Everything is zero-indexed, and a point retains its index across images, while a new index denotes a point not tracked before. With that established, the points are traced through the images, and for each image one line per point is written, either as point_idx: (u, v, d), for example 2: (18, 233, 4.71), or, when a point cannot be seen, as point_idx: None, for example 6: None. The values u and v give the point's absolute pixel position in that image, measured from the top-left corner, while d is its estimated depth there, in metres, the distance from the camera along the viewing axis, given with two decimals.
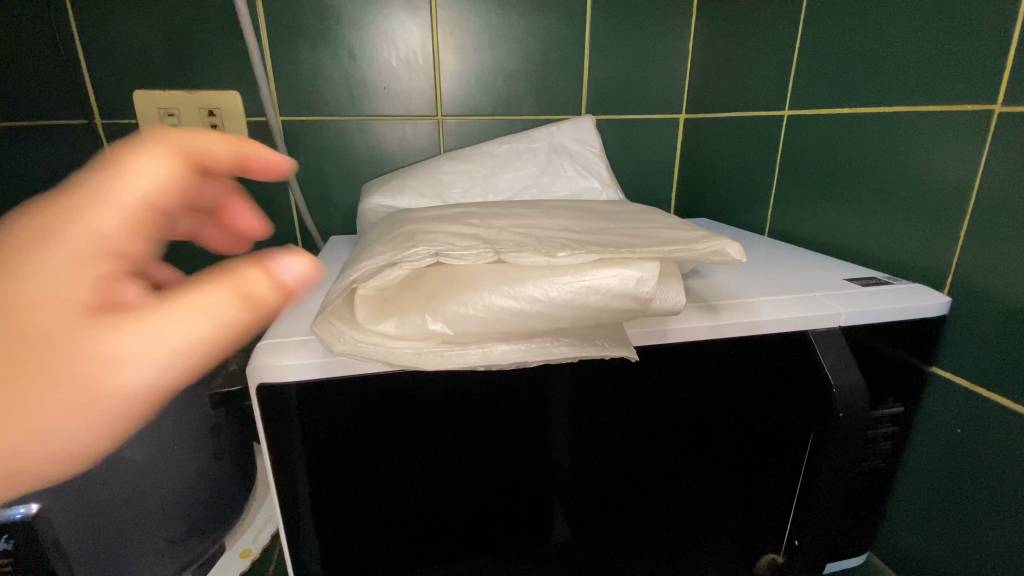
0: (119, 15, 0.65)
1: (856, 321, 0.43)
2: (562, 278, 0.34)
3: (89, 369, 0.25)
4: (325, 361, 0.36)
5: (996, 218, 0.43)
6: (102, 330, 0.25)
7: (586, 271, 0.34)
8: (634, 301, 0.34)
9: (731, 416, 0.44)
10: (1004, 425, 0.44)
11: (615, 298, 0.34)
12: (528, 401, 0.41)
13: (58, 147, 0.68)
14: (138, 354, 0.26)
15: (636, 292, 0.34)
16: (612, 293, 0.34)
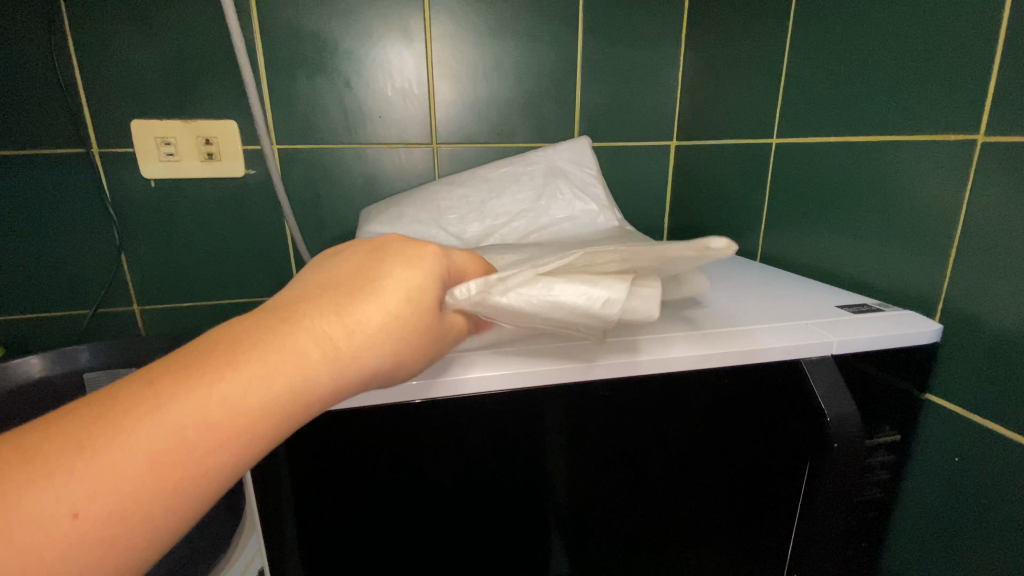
0: (119, 46, 0.67)
1: (849, 350, 0.43)
2: (532, 290, 0.33)
3: (225, 386, 0.22)
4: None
5: (984, 245, 0.44)
6: (293, 336, 0.24)
7: (558, 296, 0.33)
8: (597, 320, 0.34)
9: (726, 445, 0.44)
10: (1001, 453, 0.43)
11: (580, 314, 0.34)
12: (520, 432, 0.40)
13: (54, 174, 0.69)
14: (293, 368, 0.23)
15: (604, 312, 0.34)
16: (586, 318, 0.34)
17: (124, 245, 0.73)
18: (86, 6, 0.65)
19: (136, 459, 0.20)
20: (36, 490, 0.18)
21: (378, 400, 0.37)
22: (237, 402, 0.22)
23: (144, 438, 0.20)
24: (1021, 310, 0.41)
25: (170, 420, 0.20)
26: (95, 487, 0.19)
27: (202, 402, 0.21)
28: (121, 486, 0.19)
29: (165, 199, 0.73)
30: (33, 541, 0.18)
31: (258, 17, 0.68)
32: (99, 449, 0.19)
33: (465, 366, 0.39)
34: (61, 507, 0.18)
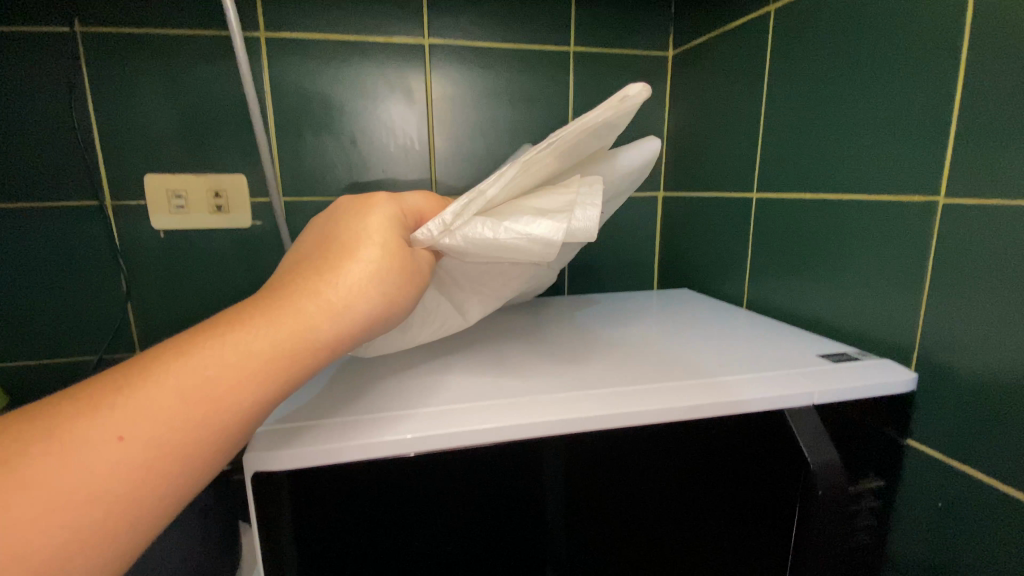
0: (139, 107, 0.71)
1: (830, 399, 0.45)
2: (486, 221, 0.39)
3: (235, 335, 0.32)
4: (304, 451, 0.37)
5: (953, 299, 0.47)
6: (283, 298, 0.33)
7: (500, 232, 0.38)
8: (547, 246, 0.38)
9: (718, 492, 0.45)
10: (984, 500, 0.45)
11: (529, 241, 0.38)
12: (521, 482, 0.41)
13: (68, 226, 0.71)
14: (284, 315, 0.33)
15: (551, 238, 0.38)
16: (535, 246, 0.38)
17: (130, 293, 0.75)
18: (109, 72, 0.69)
19: (176, 385, 0.29)
20: (129, 414, 0.28)
21: (374, 455, 0.38)
22: (250, 346, 0.31)
23: (193, 374, 0.30)
24: (990, 360, 0.44)
25: (199, 359, 0.30)
26: (158, 411, 0.28)
27: (228, 348, 0.31)
28: (184, 406, 0.29)
29: (174, 249, 0.75)
30: (129, 448, 0.27)
31: (271, 80, 0.73)
32: (165, 384, 0.29)
33: (465, 418, 0.40)
34: (147, 425, 0.28)
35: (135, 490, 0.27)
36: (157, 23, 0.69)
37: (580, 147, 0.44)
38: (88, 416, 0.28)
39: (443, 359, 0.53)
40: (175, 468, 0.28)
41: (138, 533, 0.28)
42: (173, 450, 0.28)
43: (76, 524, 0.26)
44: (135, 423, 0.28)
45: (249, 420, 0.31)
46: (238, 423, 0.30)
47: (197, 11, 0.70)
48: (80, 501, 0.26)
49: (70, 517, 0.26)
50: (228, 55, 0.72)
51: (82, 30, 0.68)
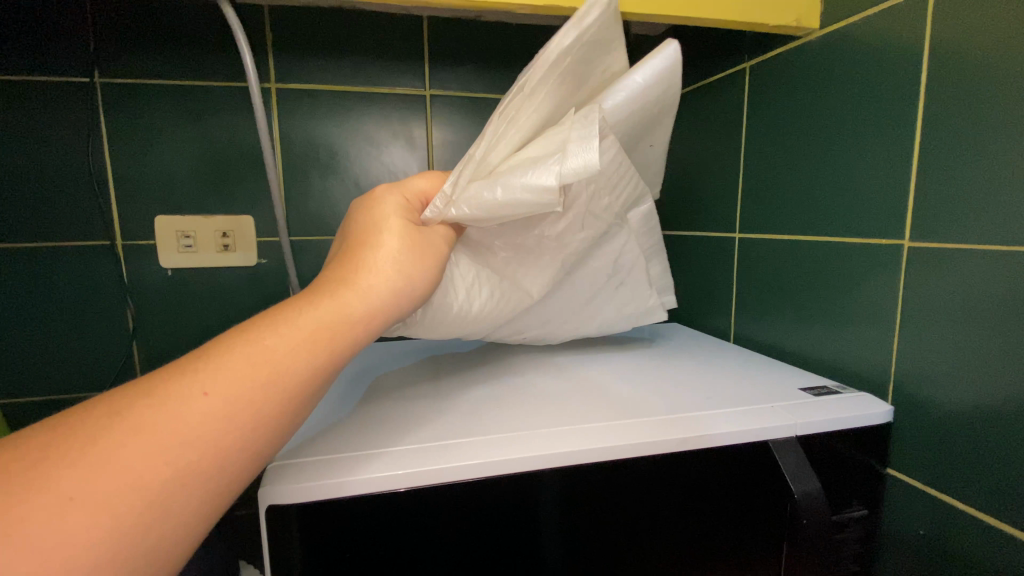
0: (153, 153, 0.74)
1: (812, 431, 0.48)
2: (486, 185, 0.43)
3: (287, 315, 0.33)
4: (296, 488, 0.39)
5: (923, 335, 0.51)
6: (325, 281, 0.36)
7: (500, 192, 0.42)
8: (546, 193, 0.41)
9: (712, 524, 0.47)
10: (966, 526, 0.48)
11: (529, 192, 0.42)
12: (524, 516, 0.43)
13: (79, 266, 0.74)
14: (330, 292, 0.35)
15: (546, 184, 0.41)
16: (540, 197, 0.42)
17: (137, 330, 0.77)
18: (127, 120, 0.73)
19: (244, 360, 0.30)
20: (203, 380, 0.29)
21: (368, 490, 0.40)
22: (305, 320, 0.33)
23: (258, 345, 0.31)
24: (960, 393, 0.48)
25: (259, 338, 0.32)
26: (231, 383, 0.29)
27: (286, 321, 0.33)
28: (252, 370, 0.30)
29: (181, 286, 0.78)
30: (209, 407, 0.28)
31: (281, 127, 0.77)
32: (233, 353, 0.31)
33: (468, 452, 0.42)
34: (222, 386, 0.29)
35: (215, 447, 0.28)
36: (175, 75, 0.73)
37: (564, 85, 0.46)
38: (162, 386, 0.29)
39: (443, 394, 0.55)
40: (250, 428, 0.29)
41: (216, 495, 0.28)
42: (245, 411, 0.29)
43: (163, 479, 0.26)
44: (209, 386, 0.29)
45: (309, 388, 0.32)
46: (300, 387, 0.32)
47: (213, 64, 0.74)
48: (167, 457, 0.27)
49: (162, 471, 0.26)
50: (240, 104, 0.76)
51: (103, 80, 0.72)
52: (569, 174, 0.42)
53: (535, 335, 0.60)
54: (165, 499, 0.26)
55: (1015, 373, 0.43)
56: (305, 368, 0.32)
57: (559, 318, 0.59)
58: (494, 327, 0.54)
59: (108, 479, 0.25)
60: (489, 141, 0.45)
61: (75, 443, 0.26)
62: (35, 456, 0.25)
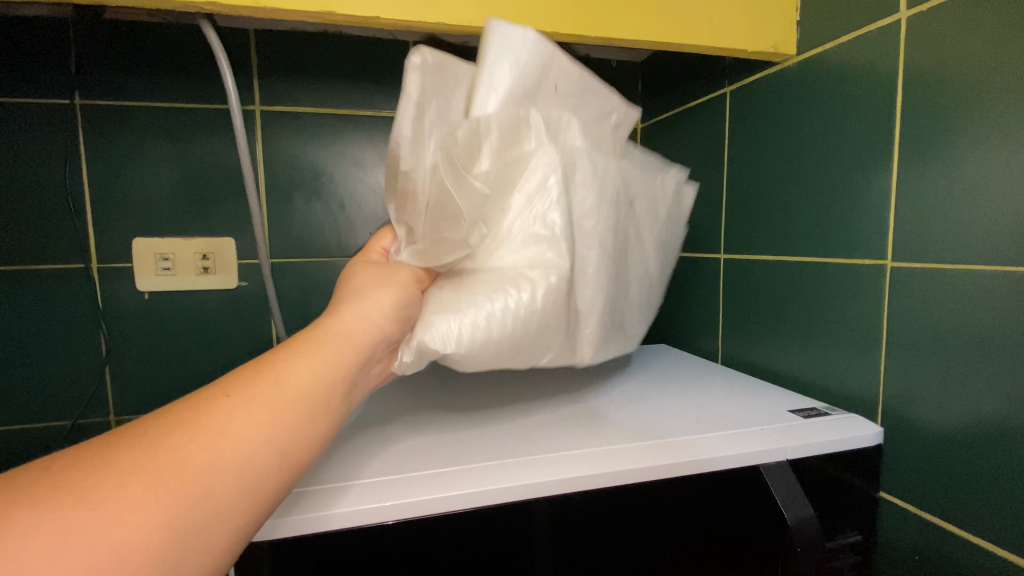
0: (132, 174, 0.73)
1: (801, 454, 0.47)
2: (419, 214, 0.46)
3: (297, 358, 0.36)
4: (272, 524, 0.37)
5: (907, 356, 0.51)
6: (325, 329, 0.39)
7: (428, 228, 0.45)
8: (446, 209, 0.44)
9: (704, 553, 0.45)
10: (961, 552, 0.47)
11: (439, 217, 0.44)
12: (508, 548, 0.41)
13: (51, 290, 0.72)
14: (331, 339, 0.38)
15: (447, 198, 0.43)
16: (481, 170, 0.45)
17: (110, 355, 0.74)
18: (106, 141, 0.72)
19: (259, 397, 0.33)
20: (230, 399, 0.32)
21: (346, 524, 0.38)
22: (310, 363, 0.36)
23: (278, 368, 0.35)
24: (947, 414, 0.48)
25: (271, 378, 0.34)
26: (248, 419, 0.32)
27: (295, 363, 0.36)
28: (277, 387, 0.34)
29: (158, 310, 0.76)
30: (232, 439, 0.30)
31: (265, 149, 0.76)
32: (253, 377, 0.34)
33: (452, 482, 0.41)
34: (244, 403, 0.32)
35: (251, 455, 0.31)
36: (157, 97, 0.73)
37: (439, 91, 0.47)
38: (191, 408, 0.31)
39: (424, 420, 0.54)
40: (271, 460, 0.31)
41: (254, 504, 0.30)
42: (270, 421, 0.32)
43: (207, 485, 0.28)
44: (236, 402, 0.32)
45: (331, 406, 0.36)
46: (322, 405, 0.35)
47: (196, 87, 0.74)
48: (210, 463, 0.29)
49: (191, 498, 0.27)
50: (223, 126, 0.75)
51: (82, 102, 0.71)
52: (496, 146, 0.45)
53: (605, 309, 0.48)
54: (211, 501, 0.28)
55: (1001, 392, 0.44)
56: (315, 396, 0.35)
57: (616, 289, 0.50)
58: (557, 324, 0.44)
59: (153, 482, 0.27)
60: (414, 135, 0.45)
61: (119, 456, 0.28)
62: (77, 469, 0.27)
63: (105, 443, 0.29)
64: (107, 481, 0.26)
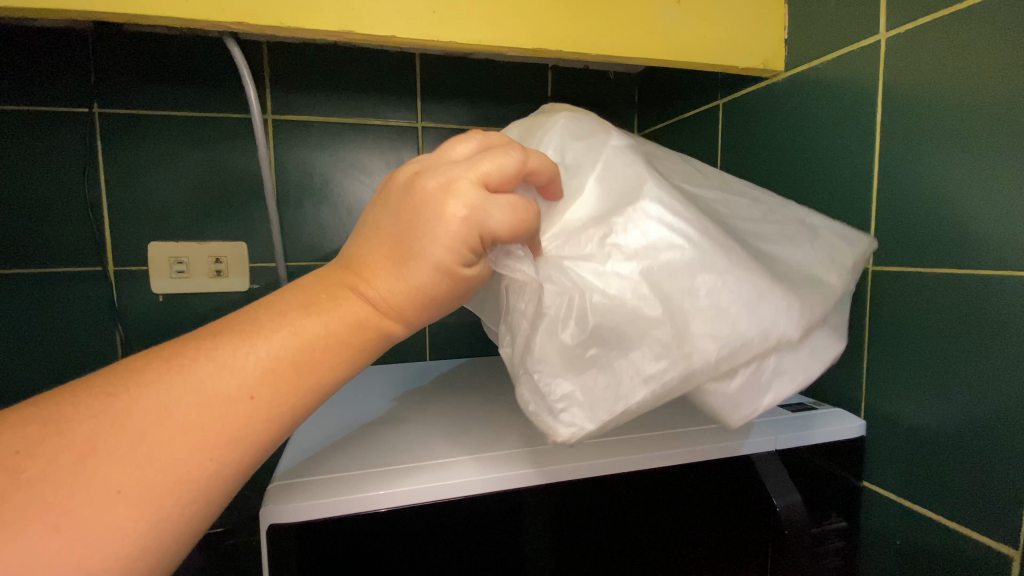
0: (148, 180, 0.76)
1: (790, 445, 0.50)
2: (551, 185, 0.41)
3: (288, 324, 0.34)
4: (282, 507, 0.40)
5: (887, 353, 0.55)
6: (331, 285, 0.36)
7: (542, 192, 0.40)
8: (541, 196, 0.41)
9: (698, 536, 0.48)
10: (938, 534, 0.50)
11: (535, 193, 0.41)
12: (513, 530, 0.44)
13: (69, 291, 0.74)
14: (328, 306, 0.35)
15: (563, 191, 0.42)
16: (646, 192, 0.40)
17: (124, 355, 0.77)
18: (124, 147, 0.74)
19: (243, 370, 0.32)
20: (212, 367, 0.31)
21: (368, 507, 0.41)
22: (299, 335, 0.33)
23: (269, 339, 0.33)
24: (924, 407, 0.51)
25: (254, 350, 0.32)
26: (226, 397, 0.31)
27: (284, 328, 0.34)
28: (264, 363, 0.32)
29: (171, 311, 0.78)
30: (198, 415, 0.30)
31: (277, 156, 0.79)
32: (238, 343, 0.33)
33: (464, 469, 0.44)
34: (221, 377, 0.31)
35: (232, 439, 0.31)
36: (174, 106, 0.76)
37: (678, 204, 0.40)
38: (177, 369, 0.31)
39: (433, 416, 0.56)
40: (238, 449, 0.31)
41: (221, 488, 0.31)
42: (248, 403, 0.31)
43: (184, 471, 0.29)
44: (220, 381, 0.31)
45: (324, 388, 0.34)
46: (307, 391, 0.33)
47: (213, 96, 0.77)
48: (170, 447, 0.29)
49: (155, 483, 0.29)
50: (237, 134, 0.78)
51: (101, 111, 0.73)
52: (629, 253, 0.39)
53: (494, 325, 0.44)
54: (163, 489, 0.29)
55: (973, 387, 0.47)
56: (296, 373, 0.33)
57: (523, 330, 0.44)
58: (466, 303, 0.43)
59: (113, 467, 0.28)
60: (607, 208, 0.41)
61: (101, 421, 0.29)
62: (63, 424, 0.29)
63: (93, 394, 0.30)
64: (86, 449, 0.28)
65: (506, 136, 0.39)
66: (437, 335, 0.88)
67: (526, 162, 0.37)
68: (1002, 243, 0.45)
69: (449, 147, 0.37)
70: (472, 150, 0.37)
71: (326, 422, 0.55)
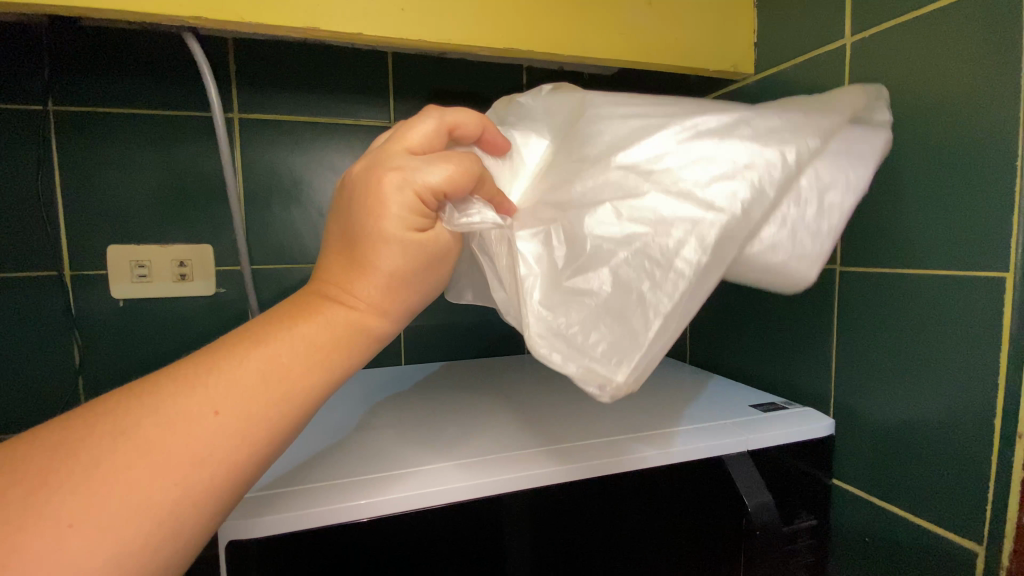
0: (106, 180, 0.72)
1: (762, 445, 0.51)
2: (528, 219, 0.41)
3: (274, 349, 0.34)
4: (242, 523, 0.38)
5: (855, 353, 0.56)
6: (310, 311, 0.36)
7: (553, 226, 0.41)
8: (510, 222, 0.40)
9: (672, 538, 0.48)
10: (901, 527, 0.52)
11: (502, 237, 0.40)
12: (489, 538, 0.43)
13: (23, 297, 0.71)
14: (310, 332, 0.35)
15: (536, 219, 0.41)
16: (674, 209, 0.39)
17: (83, 363, 0.73)
18: (80, 147, 0.71)
19: (231, 395, 0.31)
20: (201, 385, 0.31)
21: (335, 519, 0.40)
22: (288, 357, 0.33)
23: (244, 354, 0.33)
24: (889, 406, 0.52)
25: (243, 373, 0.32)
26: (216, 423, 0.31)
27: (273, 351, 0.34)
28: (251, 385, 0.32)
29: (133, 317, 0.75)
30: (190, 442, 0.30)
31: (244, 156, 0.77)
32: (234, 357, 0.33)
33: (435, 478, 0.43)
34: (226, 401, 0.31)
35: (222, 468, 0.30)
36: (134, 104, 0.73)
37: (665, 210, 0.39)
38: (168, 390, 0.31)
39: (406, 422, 0.55)
40: (228, 475, 0.31)
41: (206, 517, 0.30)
42: (254, 430, 0.32)
43: (179, 499, 0.29)
44: (203, 388, 0.31)
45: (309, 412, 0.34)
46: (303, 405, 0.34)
47: (176, 93, 0.74)
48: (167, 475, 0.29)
49: (145, 517, 0.28)
50: (202, 133, 0.76)
51: (55, 109, 0.70)
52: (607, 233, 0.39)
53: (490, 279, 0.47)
54: (156, 517, 0.28)
55: (938, 384, 0.48)
56: (289, 394, 0.33)
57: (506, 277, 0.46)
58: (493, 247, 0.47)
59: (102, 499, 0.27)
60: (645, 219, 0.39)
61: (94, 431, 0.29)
62: (52, 452, 0.28)
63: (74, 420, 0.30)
64: (89, 500, 0.27)
65: (466, 110, 0.41)
66: (411, 338, 0.87)
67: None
68: (963, 243, 0.46)
69: (407, 132, 0.39)
70: (431, 133, 0.39)
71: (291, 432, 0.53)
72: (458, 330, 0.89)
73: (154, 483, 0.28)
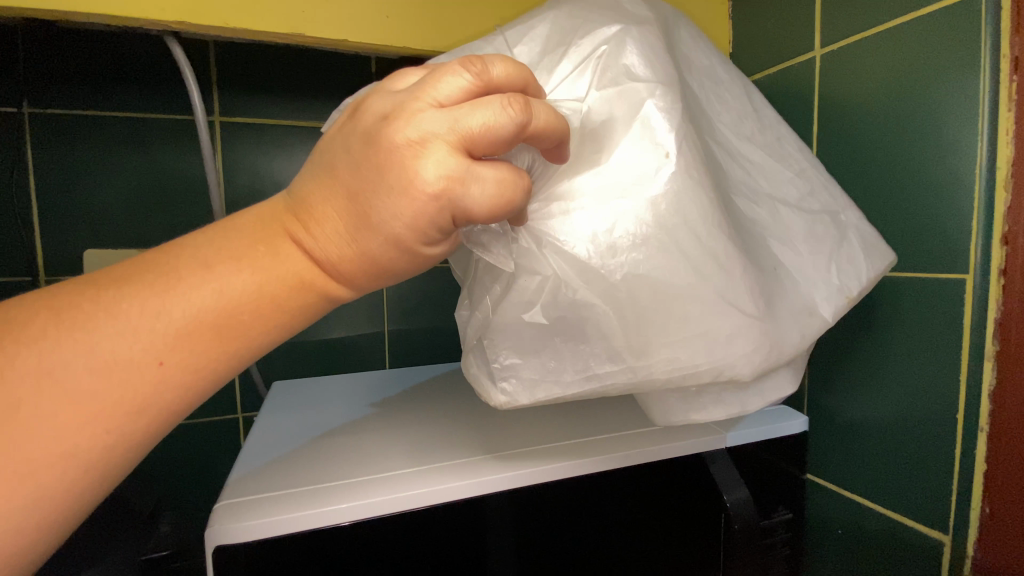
0: (82, 183, 0.71)
1: (740, 441, 0.52)
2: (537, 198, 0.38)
3: (221, 282, 0.32)
4: (228, 527, 0.38)
5: (829, 353, 0.58)
6: (266, 242, 0.33)
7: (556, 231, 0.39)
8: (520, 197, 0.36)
9: (654, 534, 0.49)
10: (873, 519, 0.54)
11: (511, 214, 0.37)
12: (474, 537, 0.44)
13: None
14: (261, 267, 0.33)
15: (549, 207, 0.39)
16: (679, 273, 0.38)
17: None
18: (55, 149, 0.70)
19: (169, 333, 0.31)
20: (140, 315, 0.31)
21: (321, 520, 0.40)
22: (232, 294, 0.32)
23: (187, 285, 0.32)
24: (861, 403, 0.54)
25: (183, 309, 0.31)
26: (146, 364, 0.31)
27: (217, 286, 0.32)
28: (189, 324, 0.31)
29: None
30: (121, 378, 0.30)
31: (225, 160, 0.76)
32: (175, 287, 0.32)
33: (421, 480, 0.43)
34: (162, 339, 0.31)
35: (152, 408, 0.31)
36: (112, 105, 0.72)
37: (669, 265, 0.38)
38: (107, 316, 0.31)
39: (393, 426, 0.56)
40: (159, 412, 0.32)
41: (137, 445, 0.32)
42: (185, 372, 0.32)
43: (109, 433, 0.30)
44: (139, 320, 0.31)
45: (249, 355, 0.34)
46: (237, 349, 0.33)
47: (155, 95, 0.73)
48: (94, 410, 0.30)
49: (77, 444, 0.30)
50: (181, 135, 0.75)
51: (30, 110, 0.69)
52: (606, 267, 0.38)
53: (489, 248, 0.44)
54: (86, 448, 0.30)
55: (905, 381, 0.50)
56: (225, 337, 0.32)
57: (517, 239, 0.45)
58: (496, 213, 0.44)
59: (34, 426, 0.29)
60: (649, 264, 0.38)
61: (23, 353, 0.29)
62: None
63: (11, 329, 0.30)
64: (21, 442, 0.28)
65: (509, 64, 0.33)
66: (396, 343, 0.87)
67: (528, 122, 0.32)
68: (926, 246, 0.48)
69: (433, 82, 0.32)
70: (460, 93, 0.32)
71: (277, 436, 0.53)
72: (442, 335, 0.90)
73: (78, 427, 0.30)
